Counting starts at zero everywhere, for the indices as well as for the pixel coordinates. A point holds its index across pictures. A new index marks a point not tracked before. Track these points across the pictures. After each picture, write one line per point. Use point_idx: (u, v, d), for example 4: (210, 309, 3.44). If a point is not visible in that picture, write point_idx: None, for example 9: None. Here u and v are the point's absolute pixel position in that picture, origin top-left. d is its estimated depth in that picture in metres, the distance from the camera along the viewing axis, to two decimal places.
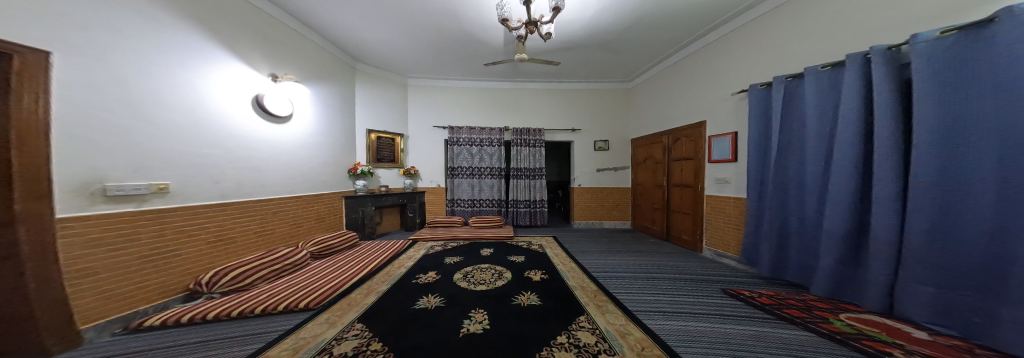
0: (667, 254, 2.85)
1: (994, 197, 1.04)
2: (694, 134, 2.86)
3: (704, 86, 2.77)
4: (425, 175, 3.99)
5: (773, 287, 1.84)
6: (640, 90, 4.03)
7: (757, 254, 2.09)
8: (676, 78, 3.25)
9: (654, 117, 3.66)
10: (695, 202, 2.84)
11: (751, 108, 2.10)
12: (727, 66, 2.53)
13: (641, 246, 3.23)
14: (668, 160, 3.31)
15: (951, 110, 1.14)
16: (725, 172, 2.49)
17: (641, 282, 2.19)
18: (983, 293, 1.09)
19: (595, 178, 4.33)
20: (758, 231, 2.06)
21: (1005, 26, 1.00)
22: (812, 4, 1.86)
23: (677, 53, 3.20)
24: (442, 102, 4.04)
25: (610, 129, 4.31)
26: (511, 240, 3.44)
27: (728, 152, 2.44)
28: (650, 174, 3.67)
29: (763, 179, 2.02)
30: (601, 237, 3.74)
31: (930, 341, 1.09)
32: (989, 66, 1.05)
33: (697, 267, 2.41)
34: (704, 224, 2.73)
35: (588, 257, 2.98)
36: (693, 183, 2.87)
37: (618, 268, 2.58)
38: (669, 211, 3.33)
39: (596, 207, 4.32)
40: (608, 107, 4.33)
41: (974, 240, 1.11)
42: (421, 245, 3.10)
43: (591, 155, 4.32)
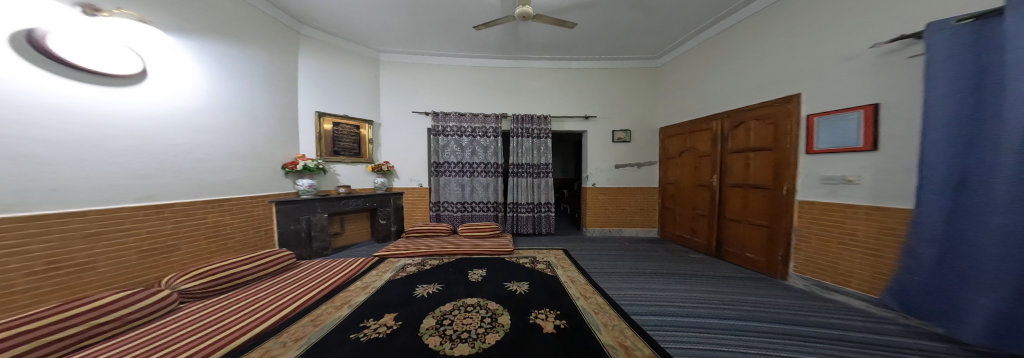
0: (731, 281, 2.02)
1: None
2: (776, 115, 2.02)
3: (795, 47, 1.92)
4: (403, 173, 3.17)
5: None
6: (674, 66, 3.16)
7: (943, 305, 1.26)
8: (736, 44, 2.38)
9: (696, 98, 2.81)
10: (776, 210, 2.02)
11: (937, 62, 1.24)
12: (844, 10, 1.65)
13: (686, 264, 2.41)
14: (722, 152, 2.48)
15: None
16: (845, 166, 1.64)
17: (727, 339, 1.35)
18: None
19: (614, 176, 3.50)
20: (954, 265, 1.23)
21: None
22: None
23: (740, 12, 2.33)
24: (423, 82, 3.21)
25: (633, 117, 3.47)
26: (509, 256, 2.60)
27: (856, 136, 1.58)
28: (691, 172, 2.83)
29: (972, 176, 1.17)
30: (626, 249, 2.92)
31: None
32: None
33: (803, 310, 1.58)
34: (795, 240, 1.91)
35: (616, 280, 2.15)
36: (771, 184, 2.05)
37: (668, 305, 1.73)
38: (721, 219, 2.50)
39: (615, 211, 3.49)
40: (631, 89, 3.48)
41: None
42: (388, 263, 2.26)
43: (608, 148, 3.49)
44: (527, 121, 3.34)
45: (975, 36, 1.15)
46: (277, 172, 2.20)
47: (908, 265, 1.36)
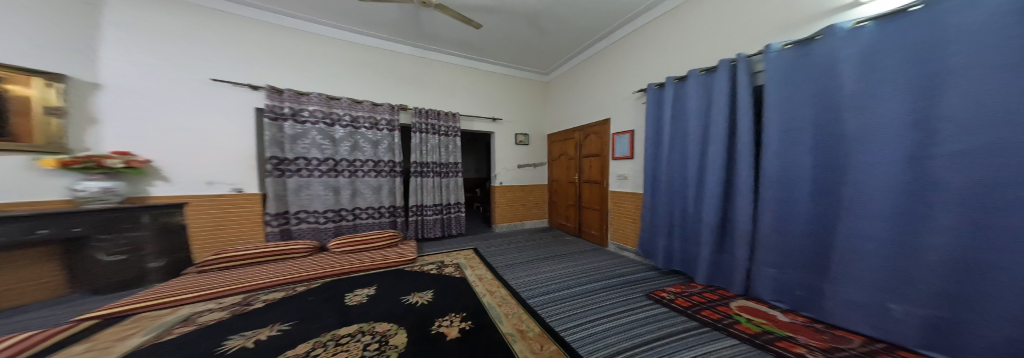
0: (580, 254, 2.59)
1: (812, 182, 1.34)
2: (601, 131, 2.76)
3: (608, 84, 2.74)
4: (200, 173, 2.12)
5: (668, 280, 1.91)
6: (558, 82, 3.76)
7: (651, 246, 2.18)
8: (590, 72, 3.06)
9: (568, 110, 3.43)
10: (601, 199, 2.76)
11: (649, 105, 2.12)
12: (630, 65, 2.50)
13: (564, 246, 2.92)
14: (579, 157, 3.13)
15: (789, 110, 1.39)
16: (625, 168, 2.47)
17: (565, 309, 1.64)
18: (809, 274, 1.37)
19: (516, 175, 3.81)
20: (655, 224, 2.12)
21: (826, 42, 1.27)
22: (698, 12, 1.93)
23: (586, 49, 3.08)
24: (258, 47, 2.32)
25: (531, 122, 3.91)
26: (411, 266, 2.32)
27: (627, 149, 2.42)
28: (565, 171, 3.46)
29: (655, 173, 2.10)
30: (522, 242, 3.21)
31: (796, 326, 1.31)
32: (813, 67, 1.32)
33: (606, 266, 2.24)
34: (609, 219, 2.69)
35: (518, 271, 2.32)
36: (597, 179, 2.80)
37: (539, 287, 1.99)
38: (581, 208, 3.15)
39: (513, 206, 3.79)
40: (528, 97, 3.90)
41: (798, 216, 1.39)
42: (142, 322, 1.37)
43: (503, 148, 3.72)
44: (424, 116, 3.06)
45: (656, 95, 2.11)
46: None
47: (643, 226, 2.21)
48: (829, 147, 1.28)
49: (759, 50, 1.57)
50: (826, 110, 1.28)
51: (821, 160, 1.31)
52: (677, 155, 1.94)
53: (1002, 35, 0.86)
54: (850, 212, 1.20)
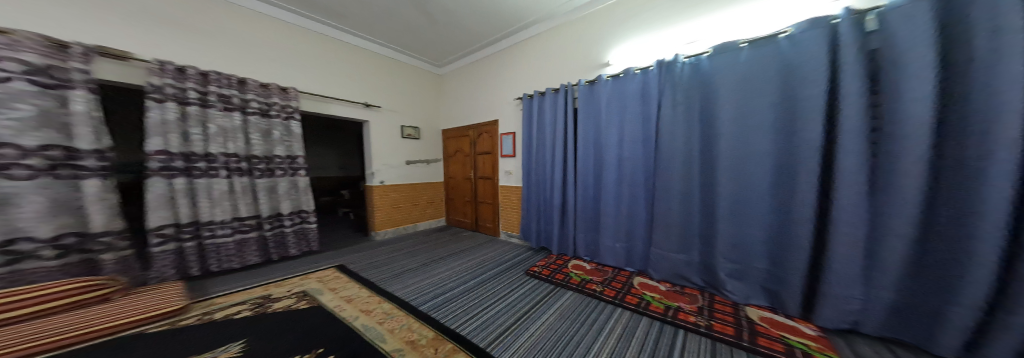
0: (475, 248, 2.70)
1: (591, 177, 2.08)
2: (491, 130, 2.96)
3: (495, 88, 2.96)
4: None
5: (539, 255, 2.36)
6: (451, 78, 3.66)
7: (529, 230, 2.63)
8: (481, 73, 3.16)
9: (463, 107, 3.42)
10: (493, 192, 2.99)
11: (524, 113, 2.50)
12: (510, 75, 2.82)
13: (456, 244, 2.86)
14: (473, 154, 3.24)
15: (586, 126, 2.07)
16: (510, 165, 2.79)
17: (461, 307, 1.63)
18: (590, 232, 2.17)
19: (405, 173, 3.42)
20: (529, 211, 2.58)
21: (599, 85, 1.99)
22: (553, 42, 2.44)
23: (476, 51, 3.17)
24: None
25: (420, 114, 3.60)
26: (163, 324, 1.32)
27: (510, 148, 2.75)
28: (460, 168, 3.46)
29: (529, 170, 2.53)
30: (397, 250, 2.78)
31: (594, 270, 2.03)
32: (592, 101, 2.05)
33: (491, 257, 2.41)
34: (500, 211, 2.96)
35: (408, 279, 2.08)
36: (490, 175, 3.00)
37: (430, 290, 1.87)
38: (476, 203, 3.27)
39: (394, 210, 3.29)
40: (417, 87, 3.56)
41: (590, 199, 2.12)
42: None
43: (378, 141, 3.13)
44: (163, 74, 1.77)
45: (528, 104, 2.50)
46: None
47: (525, 215, 2.59)
48: (594, 154, 2.05)
49: (575, 82, 2.22)
50: (594, 129, 2.04)
51: (594, 162, 2.06)
52: (541, 156, 2.40)
53: (641, 102, 1.80)
54: (607, 193, 1.97)
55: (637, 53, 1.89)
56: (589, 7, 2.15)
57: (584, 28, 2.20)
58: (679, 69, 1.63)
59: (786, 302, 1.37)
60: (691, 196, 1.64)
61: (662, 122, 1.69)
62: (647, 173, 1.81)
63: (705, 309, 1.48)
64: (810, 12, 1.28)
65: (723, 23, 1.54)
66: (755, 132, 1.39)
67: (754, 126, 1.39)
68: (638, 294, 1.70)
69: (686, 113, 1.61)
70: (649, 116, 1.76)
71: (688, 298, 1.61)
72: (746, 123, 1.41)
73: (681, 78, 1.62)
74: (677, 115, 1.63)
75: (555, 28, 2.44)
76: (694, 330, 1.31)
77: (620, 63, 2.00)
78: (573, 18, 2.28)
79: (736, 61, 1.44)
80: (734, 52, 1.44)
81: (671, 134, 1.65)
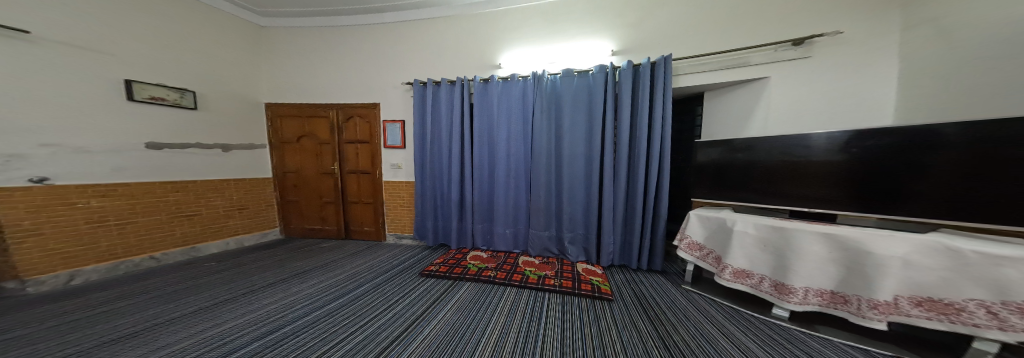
0: (341, 259, 2.00)
1: (486, 169, 2.28)
2: (368, 115, 2.40)
3: (375, 64, 2.42)
4: None
5: (434, 254, 2.19)
6: (295, 32, 2.53)
7: (423, 229, 2.37)
8: (351, 39, 2.46)
9: (316, 75, 2.49)
10: (373, 190, 2.43)
11: (416, 101, 2.28)
12: (394, 53, 2.40)
13: (301, 262, 1.91)
14: (339, 141, 2.46)
15: (481, 121, 2.24)
16: (398, 157, 2.40)
17: (314, 338, 1.12)
18: (484, 223, 2.34)
19: (145, 163, 1.89)
20: (422, 208, 2.34)
21: (492, 85, 2.20)
22: (447, 31, 2.31)
23: (345, 13, 2.41)
24: None
25: (207, 71, 2.20)
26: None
27: (398, 139, 2.37)
28: (311, 159, 2.48)
29: (423, 162, 2.32)
30: (125, 298, 1.39)
31: (488, 257, 2.19)
32: (484, 96, 2.24)
33: (369, 267, 1.87)
34: (384, 211, 2.44)
35: (183, 327, 1.14)
36: (369, 169, 2.42)
37: (244, 331, 1.13)
38: (344, 204, 2.49)
39: (94, 231, 1.71)
40: (201, 23, 2.16)
41: (484, 189, 2.29)
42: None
43: (41, 99, 1.53)
44: None
45: (422, 90, 2.30)
46: None
47: (419, 210, 2.34)
48: (489, 147, 2.26)
49: (471, 77, 2.29)
50: (487, 123, 2.24)
51: (488, 154, 2.27)
52: (438, 147, 2.30)
53: (524, 104, 2.19)
54: (499, 182, 2.25)
55: (520, 61, 2.23)
56: (487, 9, 2.24)
57: (482, 29, 2.26)
58: (545, 82, 2.14)
59: (589, 249, 2.27)
60: (550, 184, 2.24)
61: (536, 124, 2.17)
62: (526, 165, 2.25)
63: (557, 271, 2.08)
64: (601, 58, 2.09)
65: (571, 55, 2.14)
66: (577, 142, 2.15)
67: (579, 135, 2.15)
68: (521, 271, 2.04)
69: (548, 117, 2.17)
70: (526, 118, 2.19)
71: (550, 266, 2.16)
72: (576, 132, 2.14)
73: (544, 89, 2.14)
74: (541, 118, 2.16)
75: (449, 17, 2.32)
76: (553, 290, 1.79)
77: (508, 67, 2.25)
78: (471, 15, 2.28)
79: (571, 85, 2.10)
80: (570, 78, 2.10)
81: (541, 134, 2.16)
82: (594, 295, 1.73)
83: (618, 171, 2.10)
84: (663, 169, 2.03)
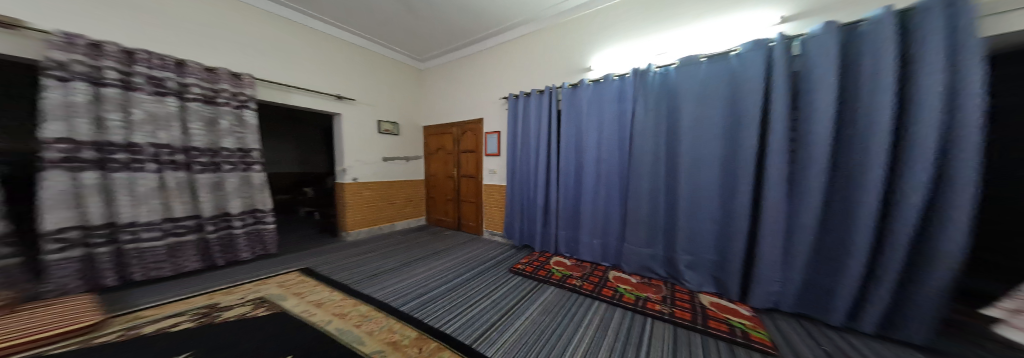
0: (454, 247, 2.69)
1: (570, 179, 2.18)
2: (475, 128, 2.96)
3: (479, 86, 2.94)
4: None
5: (520, 254, 2.42)
6: (433, 74, 3.53)
7: (511, 229, 2.68)
8: (465, 69, 3.12)
9: (443, 102, 3.38)
10: (476, 191, 3.01)
11: (510, 113, 2.52)
12: (494, 74, 2.82)
13: (436, 244, 2.81)
14: (457, 152, 3.20)
15: (569, 125, 2.14)
16: (494, 164, 2.82)
17: (445, 307, 1.63)
18: (570, 231, 2.29)
19: (381, 170, 3.28)
20: (511, 212, 2.64)
21: (582, 89, 2.07)
22: (539, 42, 2.46)
23: (462, 48, 3.08)
24: None
25: (399, 109, 3.46)
26: (68, 343, 1.14)
27: (495, 147, 2.78)
28: (442, 166, 3.41)
29: (513, 169, 2.58)
30: (373, 250, 2.66)
31: (573, 266, 2.14)
32: (573, 102, 2.13)
33: (477, 256, 2.43)
34: (483, 210, 2.97)
35: (386, 280, 1.99)
36: (474, 174, 3.00)
37: (411, 291, 1.83)
38: (459, 202, 3.25)
39: (369, 207, 3.15)
40: (393, 78, 3.37)
41: (569, 199, 2.22)
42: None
43: (355, 139, 3.00)
44: (70, 49, 1.49)
45: (513, 104, 2.52)
46: None
47: (510, 213, 2.65)
48: (577, 154, 2.15)
49: (560, 85, 2.29)
50: (575, 129, 2.12)
51: (576, 161, 2.15)
52: (524, 156, 2.46)
53: (621, 106, 1.92)
54: (588, 191, 2.08)
55: (616, 60, 2.02)
56: (577, 13, 2.21)
57: (568, 33, 2.26)
58: (652, 77, 1.77)
59: (728, 284, 1.60)
60: (655, 196, 1.80)
61: (636, 126, 1.82)
62: (622, 172, 1.95)
63: (667, 297, 1.65)
64: (760, 33, 1.51)
65: (691, 40, 1.71)
66: (708, 140, 1.57)
67: (709, 133, 1.56)
68: (612, 287, 1.82)
69: (655, 115, 1.75)
70: (621, 121, 1.90)
71: (654, 288, 1.77)
72: (704, 126, 1.57)
73: (649, 86, 1.76)
74: (646, 119, 1.78)
75: (537, 32, 2.49)
76: (659, 318, 1.45)
77: (598, 69, 2.10)
78: (559, 23, 2.33)
79: (697, 73, 1.60)
80: (694, 64, 1.61)
81: (646, 138, 1.79)
82: (735, 339, 1.24)
83: (802, 185, 1.35)
84: (952, 174, 1.06)
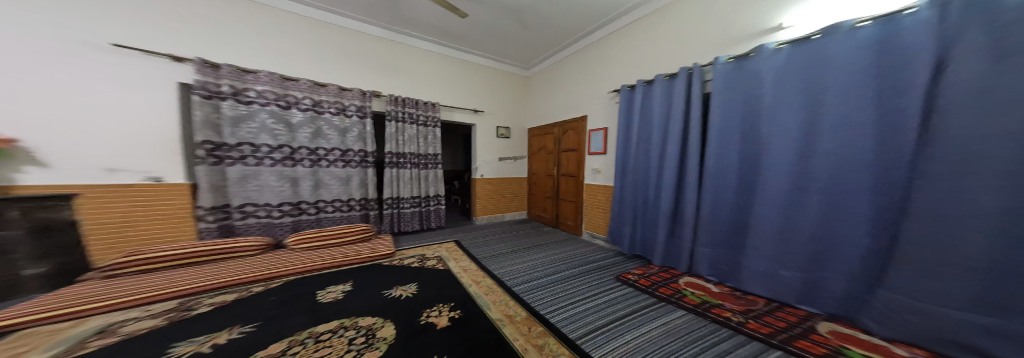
0: (561, 242, 2.82)
1: (735, 181, 1.75)
2: (578, 127, 2.95)
3: (584, 83, 2.94)
4: (121, 160, 1.87)
5: (631, 263, 2.20)
6: (538, 80, 3.82)
7: (619, 233, 2.49)
8: (569, 67, 3.20)
9: (546, 103, 3.60)
10: (576, 191, 2.97)
11: (622, 104, 2.37)
12: (603, 70, 2.75)
13: (546, 235, 3.09)
14: (557, 151, 3.31)
15: (734, 109, 1.74)
16: (598, 163, 2.73)
17: (549, 295, 1.76)
18: (721, 248, 1.83)
19: (497, 168, 3.87)
20: (621, 214, 2.44)
21: (759, 58, 1.62)
22: (665, 19, 2.18)
23: (568, 47, 3.18)
24: (183, 7, 2.01)
25: (510, 115, 3.94)
26: (388, 260, 2.17)
27: (600, 145, 2.67)
28: (543, 164, 3.59)
29: (626, 166, 2.37)
30: (511, 232, 3.31)
31: (723, 294, 1.69)
32: (749, 77, 1.67)
33: (594, 252, 2.48)
34: (584, 209, 2.89)
35: (500, 260, 2.39)
36: (574, 173, 3.01)
37: (519, 275, 2.08)
38: (557, 200, 3.34)
39: (494, 199, 3.86)
40: (506, 88, 3.89)
41: (724, 206, 1.80)
42: (44, 333, 1.14)
43: (486, 145, 3.74)
44: (397, 103, 2.94)
45: (628, 95, 2.35)
46: None
47: (614, 216, 2.49)
48: (749, 145, 1.69)
49: (710, 61, 1.90)
50: (750, 107, 1.68)
51: (745, 157, 1.70)
52: (644, 154, 2.22)
53: (860, 68, 1.26)
54: (764, 194, 1.59)
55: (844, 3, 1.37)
56: None
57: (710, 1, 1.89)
58: None
59: None
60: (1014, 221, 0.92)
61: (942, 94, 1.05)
62: (891, 169, 1.20)
63: None
64: None
65: None
66: None
67: None
68: (829, 344, 1.20)
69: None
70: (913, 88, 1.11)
71: None
72: None
73: None
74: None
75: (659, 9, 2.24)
76: None
77: (804, 24, 1.50)
78: None
79: None
80: None
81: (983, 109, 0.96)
82: None
83: None
84: None
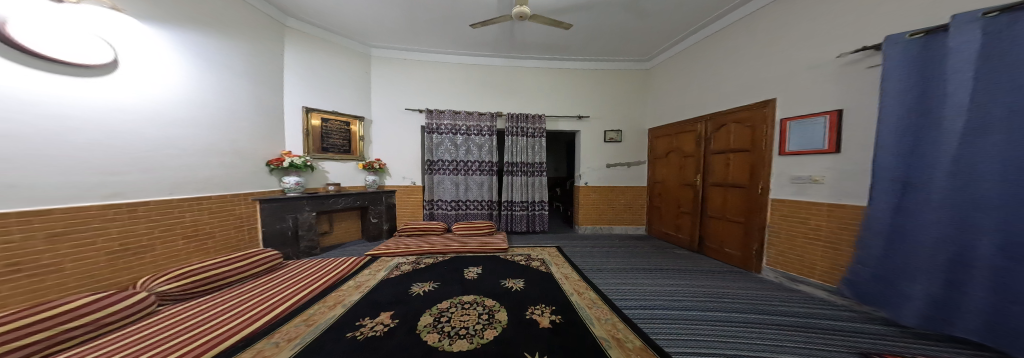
0: (698, 273, 2.23)
1: None
2: (750, 118, 2.24)
3: (759, 60, 2.21)
4: (394, 171, 3.33)
5: (926, 344, 1.28)
6: (665, 72, 3.26)
7: (890, 289, 1.49)
8: (721, 45, 2.54)
9: (682, 97, 2.99)
10: (749, 208, 2.25)
11: (891, 74, 1.45)
12: (796, 37, 1.96)
13: (687, 261, 2.51)
14: (705, 153, 2.67)
15: None
16: (813, 167, 1.85)
17: (683, 333, 1.42)
18: None
19: (604, 176, 3.61)
20: (903, 257, 1.43)
21: None
22: None
23: (718, 20, 2.53)
24: (411, 77, 3.32)
25: (623, 116, 3.58)
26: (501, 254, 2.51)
27: (823, 141, 1.78)
28: (676, 171, 3.02)
29: (912, 175, 1.40)
30: (638, 247, 3.00)
31: None
32: None
33: (803, 304, 1.71)
34: (767, 235, 2.14)
35: (606, 276, 2.22)
36: (746, 183, 2.28)
37: (636, 298, 1.83)
38: (703, 217, 2.70)
39: (617, 209, 3.60)
40: (621, 87, 3.57)
41: None
42: (382, 262, 2.20)
43: (594, 151, 3.59)
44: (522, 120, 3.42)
45: (921, 48, 1.36)
46: (261, 168, 2.35)
47: (862, 258, 1.59)
48: None
49: None
50: None
51: None
52: (978, 153, 1.20)
53: None
54: None
55: None
56: None
57: None
58: None
59: None
60: None
61: None
62: None
63: None
64: None
65: None
66: None
67: None
68: None
69: None
70: None
71: None
72: None
73: None
74: None
75: None
76: None
77: None
78: None
79: None
80: None
81: None
82: None
83: None
84: None
